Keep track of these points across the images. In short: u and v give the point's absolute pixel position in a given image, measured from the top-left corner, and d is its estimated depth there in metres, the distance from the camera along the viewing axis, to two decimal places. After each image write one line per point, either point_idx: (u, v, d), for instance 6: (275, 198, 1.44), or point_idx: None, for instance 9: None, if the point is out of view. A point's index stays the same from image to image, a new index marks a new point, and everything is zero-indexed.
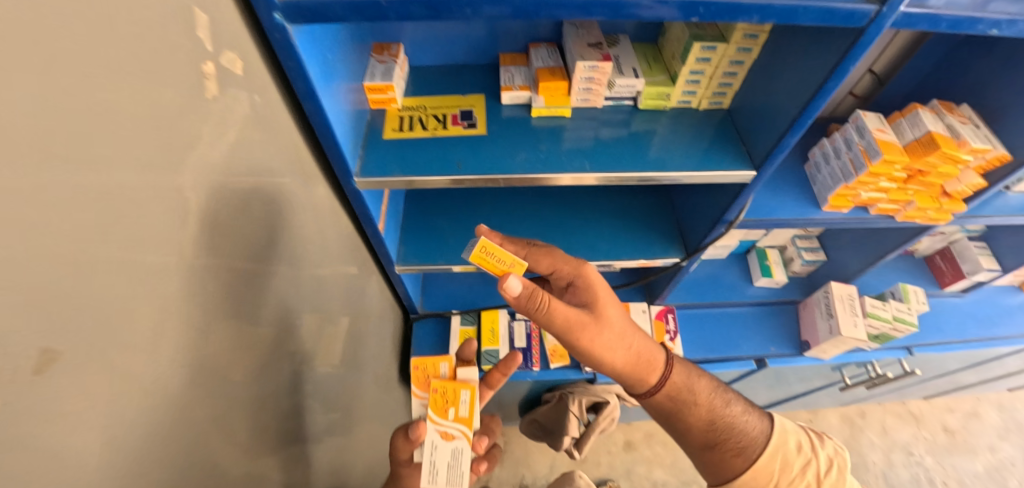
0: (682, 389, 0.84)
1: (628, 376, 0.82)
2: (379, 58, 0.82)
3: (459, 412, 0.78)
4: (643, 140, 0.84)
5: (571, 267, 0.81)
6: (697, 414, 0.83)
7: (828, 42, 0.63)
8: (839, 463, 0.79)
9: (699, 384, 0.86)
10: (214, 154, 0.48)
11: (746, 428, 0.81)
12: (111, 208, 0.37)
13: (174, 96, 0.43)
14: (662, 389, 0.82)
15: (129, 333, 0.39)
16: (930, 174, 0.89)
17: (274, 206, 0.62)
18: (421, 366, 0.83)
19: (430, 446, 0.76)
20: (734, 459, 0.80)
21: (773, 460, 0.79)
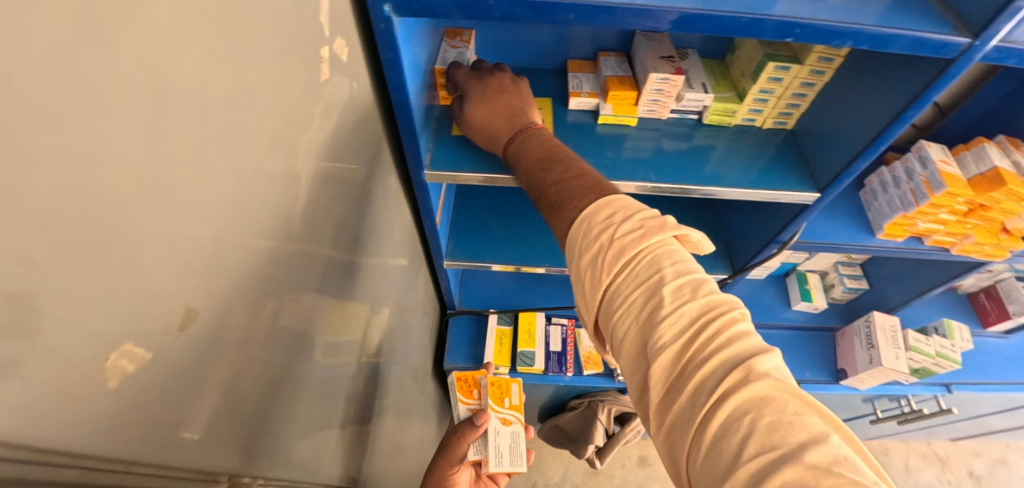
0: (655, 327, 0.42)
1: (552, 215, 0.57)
2: (452, 43, 0.82)
3: (512, 400, 0.95)
4: (705, 155, 0.84)
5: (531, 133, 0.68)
6: None
7: (910, 71, 0.63)
8: None
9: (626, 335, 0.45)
10: (319, 134, 0.50)
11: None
12: (245, 178, 0.38)
13: (298, 77, 0.45)
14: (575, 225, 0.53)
15: (243, 301, 0.40)
16: (992, 209, 0.87)
17: (355, 190, 0.64)
18: (463, 380, 0.97)
19: (493, 432, 0.91)
20: None
21: None
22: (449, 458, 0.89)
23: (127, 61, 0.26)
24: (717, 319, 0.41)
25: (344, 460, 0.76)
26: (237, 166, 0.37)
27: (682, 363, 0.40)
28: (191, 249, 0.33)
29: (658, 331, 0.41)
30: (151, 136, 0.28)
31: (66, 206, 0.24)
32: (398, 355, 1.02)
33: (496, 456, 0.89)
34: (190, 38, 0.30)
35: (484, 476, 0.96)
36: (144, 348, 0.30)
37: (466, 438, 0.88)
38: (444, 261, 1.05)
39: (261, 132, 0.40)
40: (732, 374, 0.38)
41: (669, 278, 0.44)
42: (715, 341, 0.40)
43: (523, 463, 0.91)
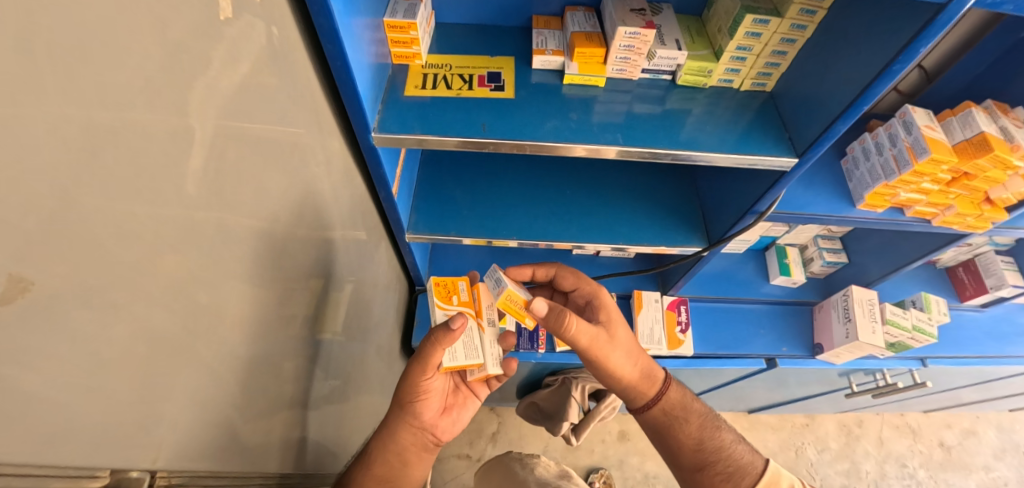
0: (676, 405, 0.87)
1: (630, 390, 0.86)
2: None
3: (462, 299, 0.81)
4: (678, 118, 0.79)
5: (591, 288, 0.88)
6: (687, 432, 0.84)
7: (900, 20, 0.58)
8: None
9: (692, 405, 0.88)
10: (224, 84, 0.44)
11: (737, 456, 0.82)
12: (106, 129, 0.32)
13: (186, 11, 0.38)
14: (662, 400, 0.86)
15: (117, 274, 0.35)
16: (976, 178, 0.84)
17: (287, 154, 0.58)
18: (442, 286, 0.81)
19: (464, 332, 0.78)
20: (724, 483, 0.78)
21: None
22: (421, 366, 0.76)
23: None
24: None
25: (290, 444, 0.72)
26: (93, 112, 0.31)
27: None
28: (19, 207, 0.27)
29: None
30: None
31: None
32: (358, 333, 0.97)
33: (451, 353, 0.77)
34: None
35: (463, 386, 0.90)
36: None
37: (442, 344, 0.72)
38: (406, 235, 1.00)
39: (130, 73, 0.33)
40: None
41: None
42: None
43: (482, 358, 0.79)
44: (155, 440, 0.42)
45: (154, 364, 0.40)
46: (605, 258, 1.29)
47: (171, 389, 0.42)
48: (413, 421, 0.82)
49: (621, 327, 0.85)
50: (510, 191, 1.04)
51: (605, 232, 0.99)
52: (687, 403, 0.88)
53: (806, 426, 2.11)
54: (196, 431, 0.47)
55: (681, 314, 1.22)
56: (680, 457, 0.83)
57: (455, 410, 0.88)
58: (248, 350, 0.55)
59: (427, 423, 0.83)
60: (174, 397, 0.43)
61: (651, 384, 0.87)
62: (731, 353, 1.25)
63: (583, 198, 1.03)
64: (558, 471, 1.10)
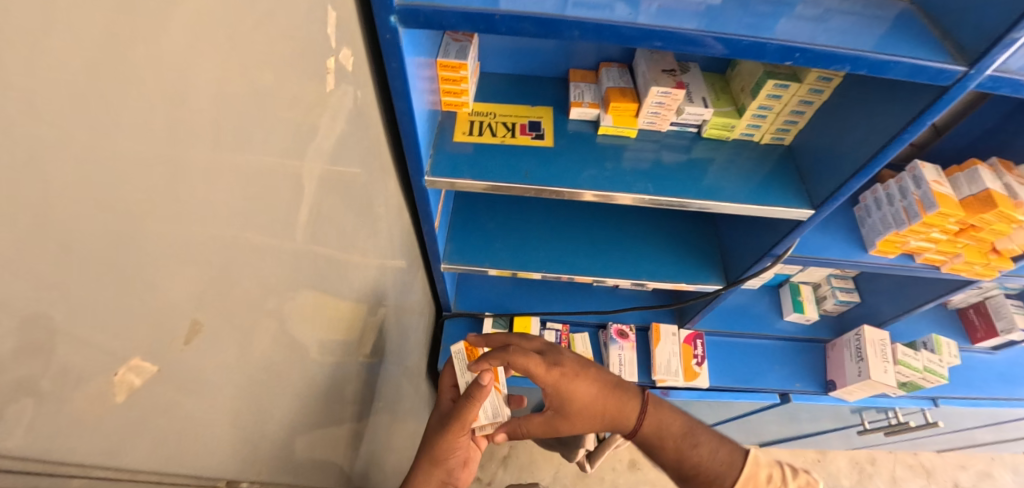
0: (654, 432, 0.84)
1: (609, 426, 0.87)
2: (454, 37, 0.81)
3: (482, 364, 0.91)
4: (702, 168, 0.85)
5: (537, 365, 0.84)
6: (665, 456, 0.84)
7: (909, 94, 0.64)
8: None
9: (670, 419, 0.86)
10: (325, 144, 0.51)
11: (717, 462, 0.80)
12: (251, 191, 0.39)
13: (305, 90, 0.45)
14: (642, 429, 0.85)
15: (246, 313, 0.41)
16: (982, 230, 0.89)
17: (358, 197, 0.65)
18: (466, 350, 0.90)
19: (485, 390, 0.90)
20: None
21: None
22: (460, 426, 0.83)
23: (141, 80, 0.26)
24: None
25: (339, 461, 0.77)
26: (245, 178, 0.38)
27: None
28: (201, 262, 0.34)
29: None
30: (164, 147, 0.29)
31: (81, 226, 0.24)
32: (394, 356, 1.03)
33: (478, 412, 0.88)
34: (204, 55, 0.31)
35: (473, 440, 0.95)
36: (152, 362, 0.31)
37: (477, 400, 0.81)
38: (441, 264, 1.06)
39: (269, 144, 0.41)
40: None
41: None
42: None
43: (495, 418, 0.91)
44: (254, 453, 0.47)
45: (260, 386, 0.46)
46: (624, 290, 1.35)
47: (267, 408, 0.48)
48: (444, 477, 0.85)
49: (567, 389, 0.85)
50: (540, 225, 1.11)
51: (629, 268, 1.04)
52: (665, 425, 0.85)
53: (817, 462, 2.11)
54: (280, 447, 0.53)
55: (697, 348, 1.27)
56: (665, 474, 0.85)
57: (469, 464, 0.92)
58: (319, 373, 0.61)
59: (452, 477, 0.86)
60: (268, 415, 0.49)
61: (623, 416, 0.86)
62: (745, 387, 1.29)
63: (609, 236, 1.10)
64: None
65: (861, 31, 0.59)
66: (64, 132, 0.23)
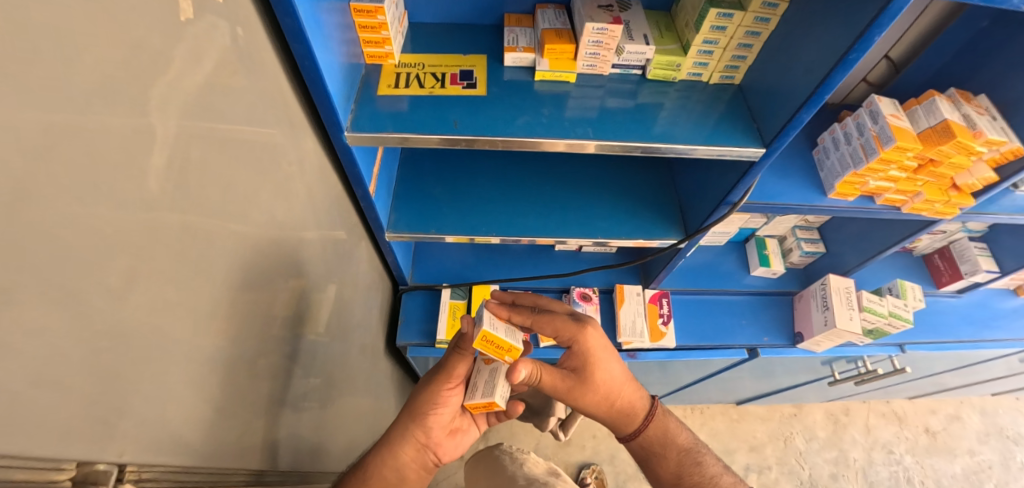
0: (655, 443, 0.88)
1: (616, 421, 0.87)
2: None
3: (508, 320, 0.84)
4: (649, 112, 0.80)
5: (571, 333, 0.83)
6: (665, 467, 0.86)
7: (855, 9, 0.59)
8: None
9: (676, 433, 0.90)
10: (186, 83, 0.44)
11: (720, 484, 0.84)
12: (59, 128, 0.33)
13: (142, 11, 0.38)
14: (639, 437, 0.87)
15: (74, 273, 0.35)
16: (941, 164, 0.86)
17: (257, 153, 0.58)
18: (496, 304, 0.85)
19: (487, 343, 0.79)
20: None
21: None
22: (445, 376, 0.79)
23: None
24: None
25: (270, 442, 0.72)
26: (43, 108, 0.31)
27: None
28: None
29: None
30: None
31: None
32: (340, 332, 0.97)
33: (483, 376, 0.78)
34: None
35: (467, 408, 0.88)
36: None
37: (461, 349, 0.78)
38: (386, 234, 1.00)
39: (85, 70, 0.34)
40: None
41: None
42: None
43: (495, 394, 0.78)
44: (124, 435, 0.42)
45: (120, 358, 0.40)
46: (588, 253, 1.30)
47: (137, 384, 0.42)
48: (421, 436, 0.80)
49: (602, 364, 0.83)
50: (491, 187, 1.05)
51: (583, 227, 1.00)
52: (669, 437, 0.89)
53: (793, 416, 2.14)
54: (168, 427, 0.48)
55: (663, 307, 1.24)
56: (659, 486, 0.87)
57: (458, 435, 0.85)
58: (223, 346, 0.56)
59: (432, 441, 0.81)
60: (142, 392, 0.43)
61: (630, 421, 0.87)
62: (713, 345, 1.27)
63: (562, 194, 1.04)
64: (547, 469, 1.10)
65: None
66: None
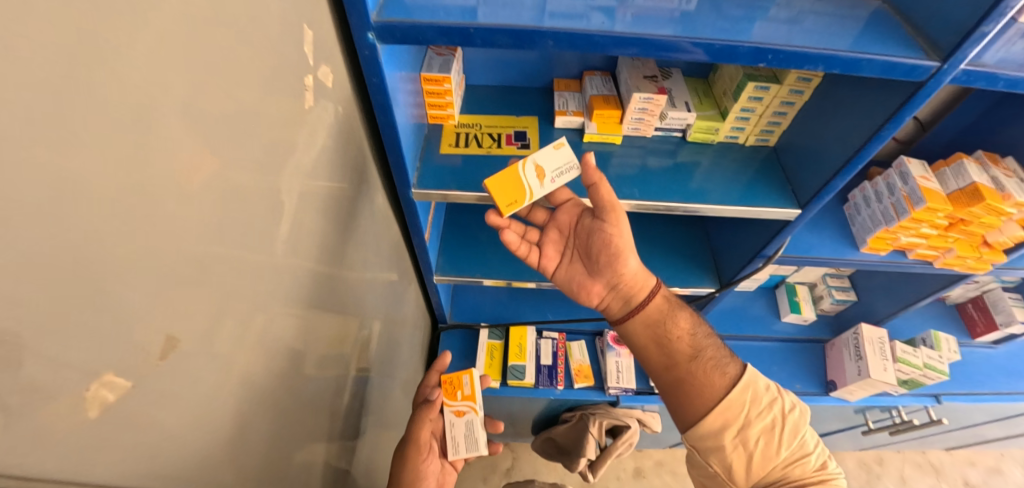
0: (659, 321, 0.79)
1: (623, 287, 0.81)
2: (437, 51, 0.82)
3: (465, 391, 0.92)
4: (687, 171, 0.86)
5: (568, 216, 0.83)
6: (675, 349, 0.76)
7: (886, 91, 0.65)
8: (794, 421, 0.71)
9: (682, 318, 0.80)
10: (303, 160, 0.52)
11: (724, 375, 0.72)
12: (225, 210, 0.40)
13: (280, 105, 0.46)
14: (641, 312, 0.80)
15: (221, 329, 0.41)
16: (972, 223, 0.89)
17: (341, 211, 0.65)
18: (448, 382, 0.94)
19: (449, 423, 0.91)
20: (712, 375, 0.73)
21: (744, 393, 0.71)
22: (417, 446, 0.84)
23: (95, 101, 0.27)
24: (791, 422, 0.71)
25: (331, 474, 0.77)
26: (217, 194, 0.38)
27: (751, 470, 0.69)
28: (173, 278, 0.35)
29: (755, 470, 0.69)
30: (131, 168, 0.30)
31: (39, 240, 0.25)
32: (386, 368, 1.03)
33: (453, 447, 0.89)
34: (170, 77, 0.32)
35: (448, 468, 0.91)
36: (124, 377, 0.31)
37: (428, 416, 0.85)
38: (434, 276, 1.06)
39: (243, 161, 0.41)
40: (795, 466, 0.69)
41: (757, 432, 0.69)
42: (780, 455, 0.69)
43: (481, 446, 0.89)
44: (238, 467, 0.48)
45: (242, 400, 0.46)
46: None
47: (248, 423, 0.48)
48: None
49: (604, 254, 0.79)
50: None
51: None
52: (677, 318, 0.79)
53: None
54: (264, 461, 0.53)
55: None
56: (667, 364, 0.76)
57: None
58: (306, 385, 0.62)
59: None
60: (251, 429, 0.49)
61: (632, 298, 0.81)
62: None
63: None
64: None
65: (832, 31, 0.59)
66: (10, 147, 0.23)
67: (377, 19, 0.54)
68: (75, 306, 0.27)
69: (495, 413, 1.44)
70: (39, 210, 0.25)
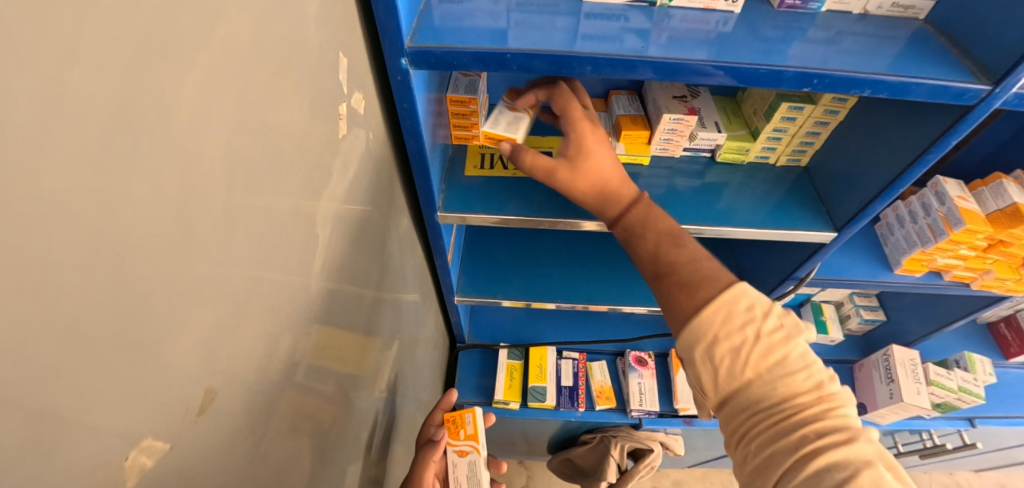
0: (636, 227, 0.63)
1: (597, 194, 0.65)
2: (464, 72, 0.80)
3: (466, 430, 0.82)
4: (716, 192, 0.84)
5: (561, 102, 0.68)
6: (645, 256, 0.61)
7: (930, 113, 0.63)
8: (828, 403, 0.47)
9: (666, 223, 0.62)
10: (334, 191, 0.51)
11: (737, 306, 0.51)
12: (257, 246, 0.38)
13: (315, 135, 0.45)
14: (619, 218, 0.64)
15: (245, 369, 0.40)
16: (1012, 244, 0.86)
17: (367, 237, 0.64)
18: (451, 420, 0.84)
19: (449, 465, 0.80)
20: (680, 295, 0.54)
21: (721, 310, 0.51)
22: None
23: (142, 158, 0.26)
24: (782, 320, 0.50)
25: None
26: (250, 232, 0.37)
27: (774, 426, 0.47)
28: (209, 333, 0.35)
29: (770, 408, 0.48)
30: (174, 226, 0.29)
31: (86, 305, 0.24)
32: (405, 391, 1.01)
33: None
34: (212, 126, 0.31)
35: None
36: (158, 437, 0.31)
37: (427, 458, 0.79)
38: (455, 297, 1.05)
39: (276, 196, 0.40)
40: (839, 437, 0.44)
41: (806, 390, 0.48)
42: (770, 357, 0.49)
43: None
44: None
45: (267, 439, 0.46)
46: (641, 316, 1.32)
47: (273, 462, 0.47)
48: None
49: (593, 156, 0.64)
50: (553, 253, 1.10)
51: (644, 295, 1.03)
52: (670, 230, 0.61)
53: None
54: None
55: None
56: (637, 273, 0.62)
57: None
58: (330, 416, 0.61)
59: None
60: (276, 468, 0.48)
61: (616, 201, 0.64)
62: None
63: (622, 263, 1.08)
64: None
65: (875, 53, 0.58)
66: (59, 215, 0.22)
67: (412, 45, 0.53)
68: (115, 369, 0.27)
69: (512, 433, 1.42)
70: (85, 277, 0.24)
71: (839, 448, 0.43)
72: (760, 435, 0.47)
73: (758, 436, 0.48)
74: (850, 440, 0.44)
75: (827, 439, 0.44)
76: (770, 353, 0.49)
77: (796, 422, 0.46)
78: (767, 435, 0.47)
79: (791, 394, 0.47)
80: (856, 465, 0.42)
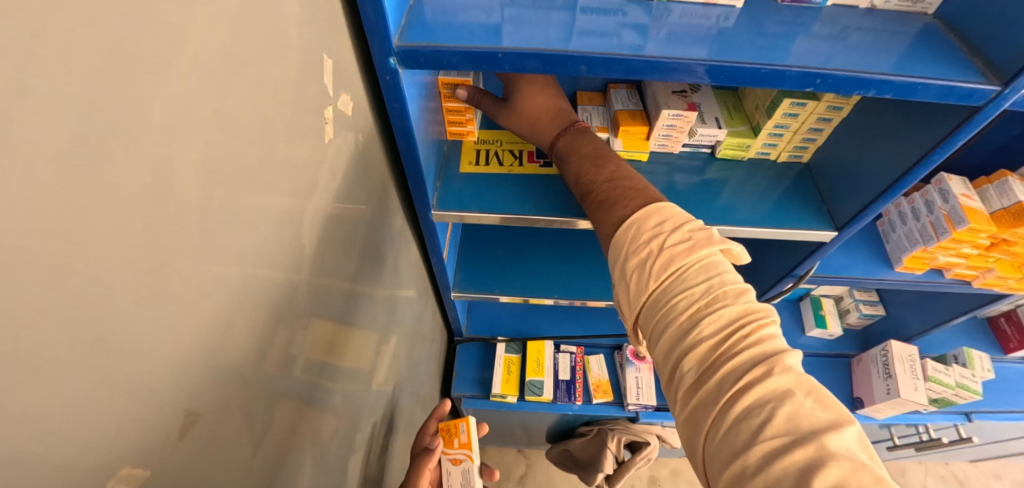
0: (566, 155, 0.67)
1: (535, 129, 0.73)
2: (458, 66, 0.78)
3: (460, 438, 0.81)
4: (716, 189, 0.82)
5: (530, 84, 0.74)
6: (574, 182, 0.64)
7: (937, 113, 0.61)
8: (748, 318, 0.44)
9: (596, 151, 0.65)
10: (321, 198, 0.50)
11: (650, 224, 0.51)
12: (239, 261, 0.38)
13: (299, 142, 0.44)
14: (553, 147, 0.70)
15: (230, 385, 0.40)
16: (1016, 244, 0.84)
17: (359, 239, 0.63)
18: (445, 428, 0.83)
19: (445, 473, 0.80)
20: (605, 213, 0.56)
21: (638, 230, 0.51)
22: None
23: (107, 184, 0.25)
24: (698, 242, 0.49)
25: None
26: (231, 247, 0.36)
27: (717, 354, 0.43)
28: (189, 355, 0.34)
29: (697, 326, 0.45)
30: (145, 255, 0.29)
31: (51, 345, 0.24)
32: (403, 387, 1.01)
33: None
34: (185, 149, 0.30)
35: None
36: (131, 466, 0.31)
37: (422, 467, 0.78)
38: (451, 293, 1.04)
39: (258, 208, 0.39)
40: (759, 367, 0.41)
41: (718, 285, 0.46)
42: (702, 287, 0.47)
43: None
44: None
45: (254, 451, 0.46)
46: None
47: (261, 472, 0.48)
48: None
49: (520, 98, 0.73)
50: (551, 248, 1.09)
51: None
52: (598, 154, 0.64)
53: None
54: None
55: None
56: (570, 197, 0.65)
57: None
58: (323, 419, 0.61)
59: None
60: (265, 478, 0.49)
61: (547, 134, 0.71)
62: None
63: None
64: None
65: (879, 51, 0.56)
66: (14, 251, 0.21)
67: (400, 43, 0.52)
68: (86, 404, 0.27)
69: (510, 424, 1.43)
70: (41, 315, 0.23)
71: (755, 383, 0.40)
72: (693, 361, 0.44)
73: (666, 362, 0.47)
74: (836, 427, 0.36)
75: (749, 376, 0.40)
76: (688, 283, 0.47)
77: (716, 367, 0.43)
78: (672, 355, 0.46)
79: (704, 331, 0.44)
80: (779, 397, 0.39)
